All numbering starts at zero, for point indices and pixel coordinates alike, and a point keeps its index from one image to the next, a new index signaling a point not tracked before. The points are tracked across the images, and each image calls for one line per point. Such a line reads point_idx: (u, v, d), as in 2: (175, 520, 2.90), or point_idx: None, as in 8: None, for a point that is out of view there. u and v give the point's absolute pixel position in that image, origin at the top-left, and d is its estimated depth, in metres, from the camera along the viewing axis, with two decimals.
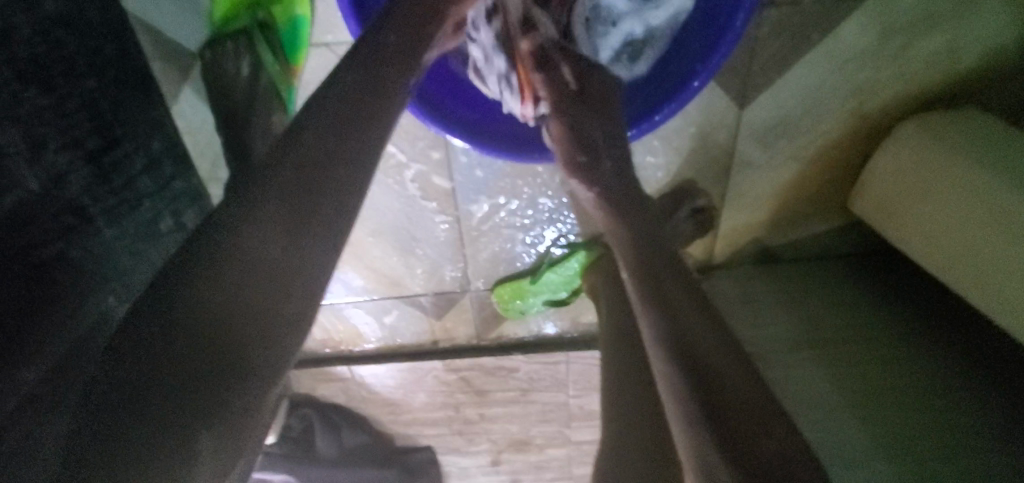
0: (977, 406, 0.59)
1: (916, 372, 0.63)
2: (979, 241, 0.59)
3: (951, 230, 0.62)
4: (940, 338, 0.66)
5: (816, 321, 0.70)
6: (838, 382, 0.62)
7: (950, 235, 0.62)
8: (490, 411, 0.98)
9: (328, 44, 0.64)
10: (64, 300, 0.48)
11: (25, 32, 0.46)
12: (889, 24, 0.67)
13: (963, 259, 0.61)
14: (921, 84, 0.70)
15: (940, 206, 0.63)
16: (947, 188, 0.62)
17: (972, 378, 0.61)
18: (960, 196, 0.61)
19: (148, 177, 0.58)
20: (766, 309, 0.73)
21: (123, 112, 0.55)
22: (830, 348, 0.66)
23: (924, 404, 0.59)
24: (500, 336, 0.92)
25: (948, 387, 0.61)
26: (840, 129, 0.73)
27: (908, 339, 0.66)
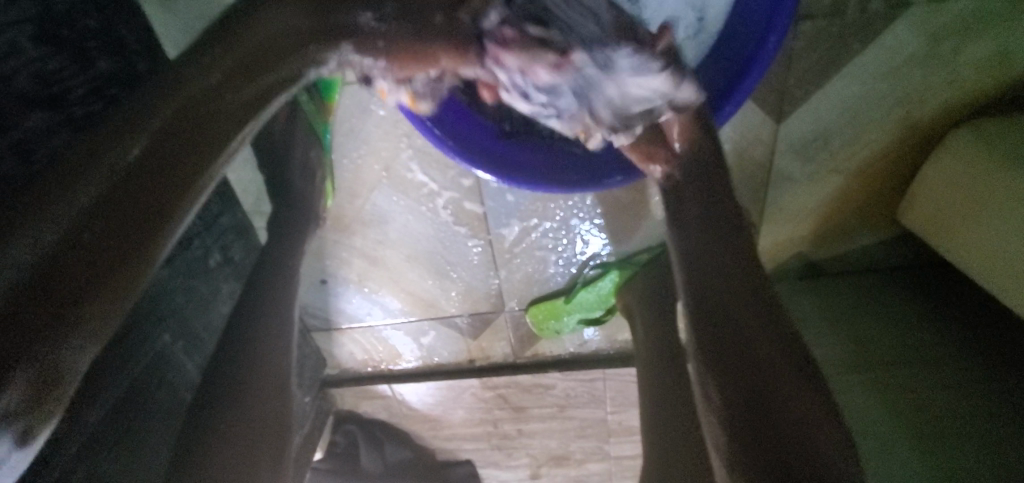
0: None
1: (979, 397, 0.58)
2: None
3: (1002, 244, 0.59)
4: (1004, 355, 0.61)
5: (859, 340, 0.67)
6: (889, 409, 0.59)
7: (1001, 251, 0.59)
8: (527, 427, 0.98)
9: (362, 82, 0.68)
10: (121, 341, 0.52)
11: (80, 92, 0.50)
12: (935, 29, 0.63)
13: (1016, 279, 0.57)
14: (973, 90, 0.65)
15: (990, 219, 0.60)
16: (1001, 204, 0.58)
17: None
18: (1010, 208, 0.58)
19: (199, 221, 0.61)
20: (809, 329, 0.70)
21: None
22: (878, 371, 0.63)
23: (987, 428, 0.55)
24: (533, 355, 0.93)
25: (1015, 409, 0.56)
26: (884, 142, 0.69)
27: (958, 357, 0.63)
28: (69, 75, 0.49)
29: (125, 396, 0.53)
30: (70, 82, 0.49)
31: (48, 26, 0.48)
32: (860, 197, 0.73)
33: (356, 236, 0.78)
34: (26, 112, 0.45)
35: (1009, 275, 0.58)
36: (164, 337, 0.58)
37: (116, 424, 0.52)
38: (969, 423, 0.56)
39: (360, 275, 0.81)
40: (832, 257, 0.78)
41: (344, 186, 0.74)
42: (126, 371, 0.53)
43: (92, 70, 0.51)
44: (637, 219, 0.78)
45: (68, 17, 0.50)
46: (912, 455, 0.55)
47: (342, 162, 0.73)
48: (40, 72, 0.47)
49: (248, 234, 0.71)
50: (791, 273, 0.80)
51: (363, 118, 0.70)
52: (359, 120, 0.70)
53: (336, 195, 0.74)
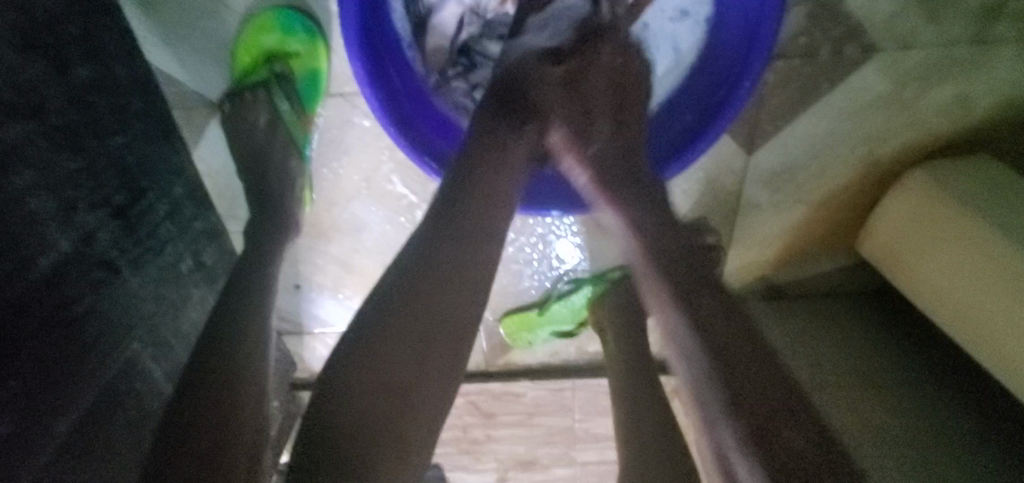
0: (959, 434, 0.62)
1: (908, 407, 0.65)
2: (984, 291, 0.60)
3: (954, 274, 0.63)
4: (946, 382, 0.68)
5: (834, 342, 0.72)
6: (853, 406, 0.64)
7: (955, 279, 0.62)
8: (496, 433, 1.00)
9: (346, 95, 0.67)
10: (98, 353, 0.51)
11: (59, 101, 0.48)
12: (903, 72, 0.66)
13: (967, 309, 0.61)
14: (930, 134, 0.69)
15: (943, 251, 0.64)
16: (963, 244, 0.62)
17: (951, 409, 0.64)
18: (965, 239, 0.62)
19: (172, 224, 0.61)
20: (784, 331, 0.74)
21: (148, 165, 0.59)
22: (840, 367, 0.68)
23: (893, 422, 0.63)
24: (505, 363, 0.97)
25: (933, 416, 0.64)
26: (845, 175, 0.73)
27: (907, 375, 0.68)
28: (47, 84, 0.47)
29: (91, 408, 0.50)
30: (48, 92, 0.47)
31: (27, 32, 0.46)
32: (821, 225, 0.77)
33: (333, 244, 0.75)
34: (7, 123, 0.43)
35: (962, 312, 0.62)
36: (134, 346, 0.56)
37: (85, 435, 0.50)
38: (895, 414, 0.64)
39: (334, 282, 0.78)
40: (795, 281, 0.81)
41: (322, 196, 0.73)
42: (96, 380, 0.51)
43: (70, 78, 0.50)
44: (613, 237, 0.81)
45: (49, 21, 0.48)
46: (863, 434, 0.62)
47: (321, 171, 0.71)
48: (19, 81, 0.45)
49: (223, 239, 0.70)
50: (752, 294, 0.82)
51: (345, 130, 0.68)
52: (339, 131, 0.69)
53: (313, 203, 0.72)
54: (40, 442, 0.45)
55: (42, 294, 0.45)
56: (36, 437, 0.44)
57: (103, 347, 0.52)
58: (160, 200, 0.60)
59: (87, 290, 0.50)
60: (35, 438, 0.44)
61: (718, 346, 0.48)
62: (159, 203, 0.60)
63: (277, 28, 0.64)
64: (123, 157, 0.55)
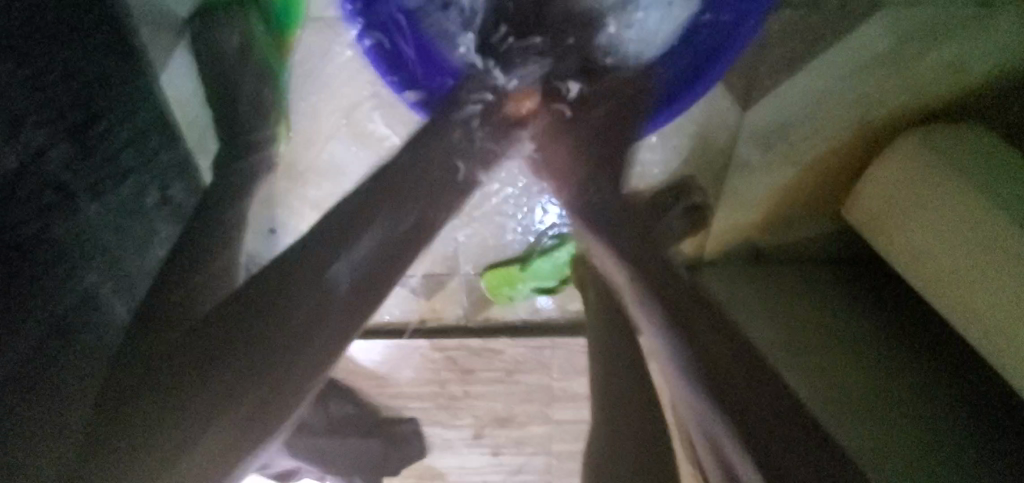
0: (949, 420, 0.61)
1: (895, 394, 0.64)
2: (974, 266, 0.59)
3: (949, 243, 0.61)
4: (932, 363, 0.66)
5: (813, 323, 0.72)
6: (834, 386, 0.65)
7: (945, 249, 0.62)
8: (474, 389, 0.99)
9: (326, 21, 0.64)
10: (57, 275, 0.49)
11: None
12: (903, 29, 0.65)
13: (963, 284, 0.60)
14: (928, 95, 0.68)
15: (936, 221, 0.63)
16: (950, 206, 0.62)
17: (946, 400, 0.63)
18: (962, 211, 0.60)
19: (134, 152, 0.57)
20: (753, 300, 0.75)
21: (108, 84, 0.54)
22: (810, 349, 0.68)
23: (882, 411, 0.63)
24: (485, 319, 0.96)
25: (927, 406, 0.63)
26: (840, 135, 0.71)
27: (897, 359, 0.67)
28: None
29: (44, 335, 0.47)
30: None
31: None
32: (808, 188, 0.76)
33: (311, 184, 0.72)
34: None
35: (942, 273, 0.62)
36: (91, 277, 0.52)
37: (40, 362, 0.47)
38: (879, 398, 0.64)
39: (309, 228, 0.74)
40: (779, 245, 0.81)
41: (300, 133, 0.69)
42: (47, 310, 0.48)
43: None
44: None
45: None
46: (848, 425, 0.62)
47: (298, 104, 0.68)
48: None
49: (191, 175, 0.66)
50: (739, 256, 0.82)
51: (326, 61, 0.66)
52: (317, 61, 0.66)
53: (289, 141, 0.69)
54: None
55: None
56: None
57: (61, 270, 0.49)
58: (125, 123, 0.56)
59: (37, 213, 0.46)
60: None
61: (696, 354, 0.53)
62: (121, 126, 0.56)
63: None
64: (79, 71, 0.51)
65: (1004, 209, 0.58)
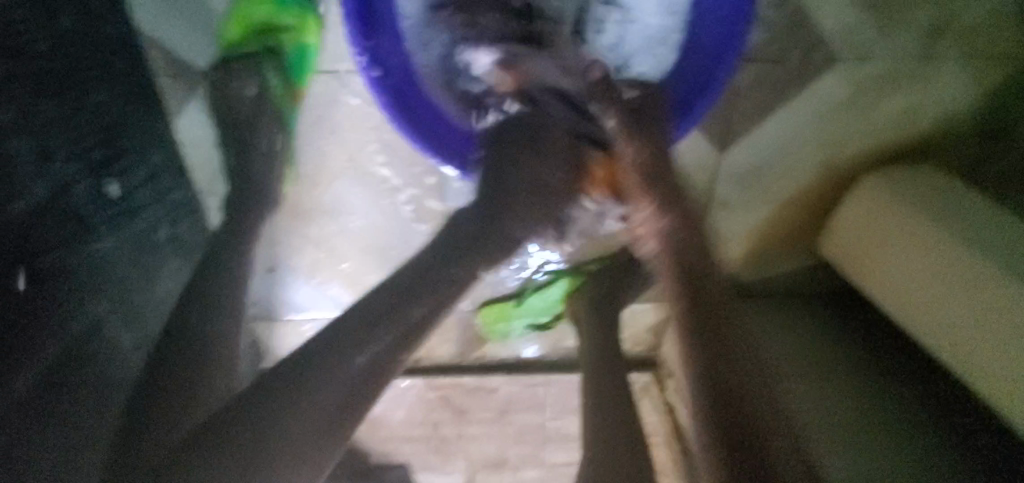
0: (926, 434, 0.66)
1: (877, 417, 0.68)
2: (955, 302, 0.62)
3: (925, 281, 0.65)
4: (902, 381, 0.71)
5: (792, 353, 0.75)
6: (814, 416, 0.69)
7: (925, 288, 0.65)
8: (468, 430, 0.98)
9: (338, 72, 0.67)
10: (65, 306, 0.49)
11: (44, 46, 0.48)
12: (860, 81, 0.72)
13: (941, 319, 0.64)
14: (886, 140, 0.75)
15: (913, 255, 0.67)
16: (915, 237, 0.67)
17: (920, 416, 0.68)
18: (939, 251, 0.65)
19: (149, 188, 0.60)
20: None
21: (128, 124, 0.58)
22: (792, 381, 0.72)
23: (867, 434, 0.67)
24: (478, 357, 0.97)
25: (899, 421, 0.68)
26: (809, 175, 0.77)
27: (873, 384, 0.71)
28: (32, 27, 0.47)
29: (57, 363, 0.48)
30: (33, 35, 0.47)
31: None
32: (786, 224, 0.81)
33: (309, 225, 0.75)
34: None
35: (927, 302, 0.65)
36: (100, 307, 0.54)
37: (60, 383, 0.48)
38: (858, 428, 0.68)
39: (313, 266, 0.77)
40: (760, 280, 0.85)
41: (303, 176, 0.72)
42: (59, 339, 0.49)
43: (56, 27, 0.50)
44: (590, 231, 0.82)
45: None
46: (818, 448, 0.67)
47: (305, 148, 0.71)
48: (6, 20, 0.45)
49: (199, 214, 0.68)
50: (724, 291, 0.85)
51: (332, 107, 0.69)
52: (327, 107, 0.69)
53: (295, 181, 0.72)
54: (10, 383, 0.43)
55: (12, 235, 0.44)
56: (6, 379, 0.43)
57: (69, 300, 0.50)
58: (138, 163, 0.59)
59: (57, 242, 0.49)
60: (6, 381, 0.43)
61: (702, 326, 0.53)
62: (138, 163, 0.59)
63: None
64: (104, 111, 0.55)
65: (968, 238, 0.63)
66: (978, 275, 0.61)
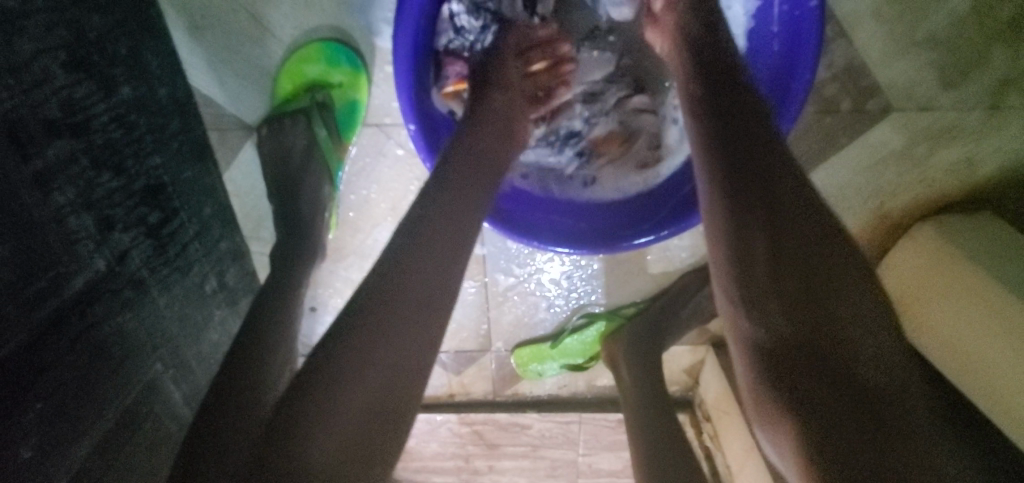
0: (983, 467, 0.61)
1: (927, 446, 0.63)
2: (1000, 353, 0.59)
3: (965, 327, 0.63)
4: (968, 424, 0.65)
5: None
6: None
7: (968, 337, 0.63)
8: (499, 465, 0.98)
9: (383, 126, 0.67)
10: (122, 374, 0.51)
11: (103, 119, 0.49)
12: (915, 132, 0.69)
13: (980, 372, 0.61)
14: (942, 188, 0.72)
15: (963, 303, 0.64)
16: (966, 284, 0.64)
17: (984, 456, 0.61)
18: (987, 301, 0.61)
19: (199, 244, 0.61)
20: None
21: (182, 184, 0.59)
22: None
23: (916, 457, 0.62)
24: (513, 394, 0.94)
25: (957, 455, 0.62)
26: (857, 222, 0.75)
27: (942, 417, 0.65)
28: (94, 101, 0.48)
29: (111, 430, 0.50)
30: (96, 109, 0.49)
31: (79, 53, 0.47)
32: None
33: (352, 270, 0.76)
34: (50, 141, 0.44)
35: (972, 362, 0.62)
36: (157, 366, 0.55)
37: (120, 443, 0.51)
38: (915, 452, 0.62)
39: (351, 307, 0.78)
40: None
41: (348, 220, 0.73)
42: (118, 401, 0.51)
43: (114, 95, 0.51)
44: (629, 275, 0.82)
45: (99, 41, 0.49)
46: None
47: (349, 198, 0.71)
48: (69, 98, 0.46)
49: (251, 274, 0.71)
50: None
51: (377, 160, 0.69)
52: (368, 161, 0.69)
53: (337, 227, 0.73)
54: (67, 459, 0.45)
55: (63, 308, 0.45)
56: (60, 460, 0.44)
57: (124, 368, 0.51)
58: (191, 220, 0.60)
59: (116, 310, 0.50)
60: (67, 448, 0.45)
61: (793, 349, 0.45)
62: (189, 222, 0.60)
63: (323, 59, 0.63)
64: (160, 178, 0.56)
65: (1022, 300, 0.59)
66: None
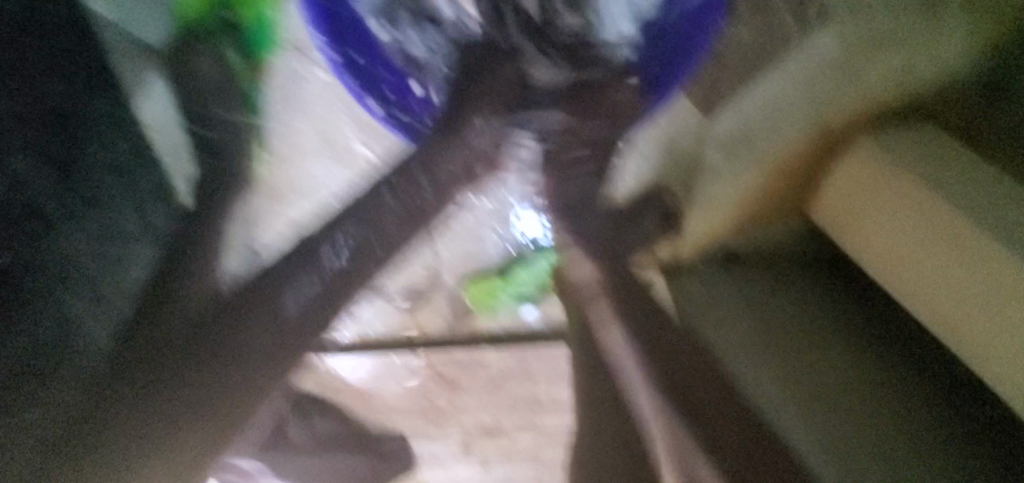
0: (945, 434, 0.65)
1: (895, 411, 0.67)
2: (963, 276, 0.61)
3: (920, 248, 0.64)
4: (948, 400, 0.68)
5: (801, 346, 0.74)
6: (796, 387, 0.70)
7: (924, 258, 0.64)
8: (461, 401, 0.98)
9: (303, 50, 0.70)
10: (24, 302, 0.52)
11: None
12: (861, 36, 0.67)
13: (939, 299, 0.63)
14: (883, 97, 0.70)
15: (908, 214, 0.65)
16: (916, 200, 0.64)
17: (950, 427, 0.66)
18: (938, 216, 0.62)
19: (110, 173, 0.60)
20: (724, 313, 0.79)
21: (82, 109, 0.57)
22: (791, 365, 0.72)
23: (891, 424, 0.66)
24: (469, 329, 0.96)
25: (928, 423, 0.66)
26: (800, 136, 0.73)
27: (917, 381, 0.70)
28: None
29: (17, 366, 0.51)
30: None
31: None
32: (776, 189, 0.78)
33: (285, 205, 0.73)
34: None
35: (917, 274, 0.65)
36: None
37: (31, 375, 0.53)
38: (884, 419, 0.67)
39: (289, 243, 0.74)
40: (751, 245, 0.82)
41: (279, 150, 0.73)
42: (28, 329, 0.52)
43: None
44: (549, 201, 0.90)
45: None
46: (813, 434, 0.66)
47: (277, 129, 0.72)
48: None
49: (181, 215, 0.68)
50: (712, 260, 0.84)
51: (299, 86, 0.71)
52: (296, 86, 0.71)
53: (269, 161, 0.72)
54: None
55: None
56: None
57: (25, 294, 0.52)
58: (96, 149, 0.59)
59: None
60: None
61: (677, 384, 0.59)
62: None
63: None
64: (56, 105, 0.55)
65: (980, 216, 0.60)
66: (966, 248, 0.60)
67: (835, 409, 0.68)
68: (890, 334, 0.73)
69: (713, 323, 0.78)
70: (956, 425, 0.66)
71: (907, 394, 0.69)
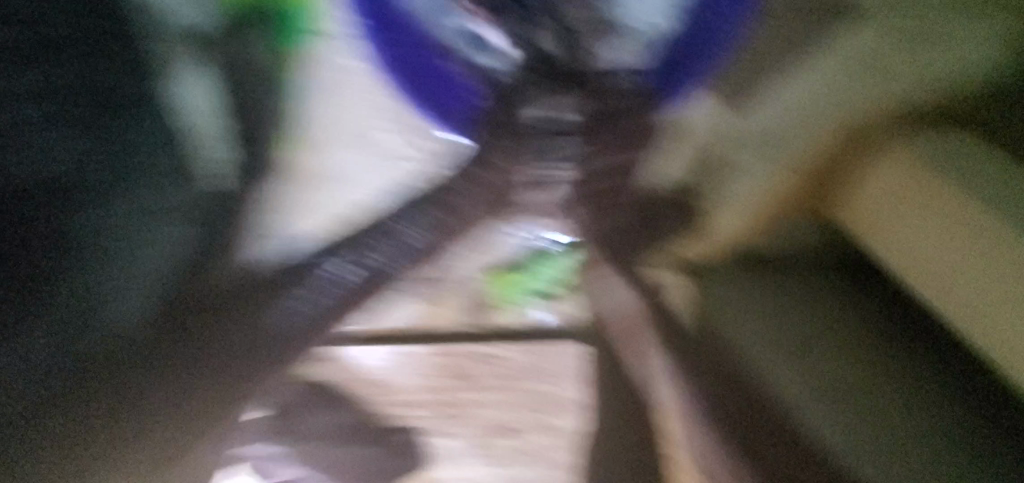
0: (954, 410, 0.75)
1: (909, 399, 0.76)
2: (1000, 287, 0.62)
3: (963, 258, 0.65)
4: (937, 363, 0.78)
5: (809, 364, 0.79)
6: (828, 398, 0.77)
7: (968, 269, 0.65)
8: (478, 397, 0.99)
9: (338, 31, 0.71)
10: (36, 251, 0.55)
11: None
12: (886, 35, 0.68)
13: (989, 314, 0.63)
14: (914, 97, 0.70)
15: (945, 221, 0.66)
16: (957, 209, 0.64)
17: (952, 391, 0.76)
18: (972, 226, 0.63)
19: (142, 145, 0.66)
20: (757, 324, 0.82)
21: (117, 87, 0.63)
22: (827, 380, 0.77)
23: (903, 418, 0.75)
24: (490, 324, 0.98)
25: (930, 401, 0.75)
26: (826, 137, 0.73)
27: (907, 356, 0.79)
28: None
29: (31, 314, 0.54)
30: None
31: None
32: (802, 190, 0.78)
33: (310, 191, 0.81)
34: None
35: (966, 284, 0.65)
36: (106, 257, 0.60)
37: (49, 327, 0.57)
38: (917, 415, 0.75)
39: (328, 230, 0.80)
40: (775, 248, 0.84)
41: None
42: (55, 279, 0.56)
43: None
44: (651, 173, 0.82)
45: None
46: (854, 435, 0.75)
47: (314, 114, 0.78)
48: None
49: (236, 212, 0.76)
50: (733, 263, 0.86)
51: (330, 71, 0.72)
52: (329, 69, 0.76)
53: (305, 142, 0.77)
54: None
55: None
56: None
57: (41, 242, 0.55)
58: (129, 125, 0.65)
59: None
60: None
61: (712, 400, 0.76)
62: None
63: None
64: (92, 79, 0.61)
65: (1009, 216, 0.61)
66: (1021, 268, 0.60)
67: (881, 427, 0.75)
68: (895, 332, 0.80)
69: (735, 322, 0.83)
70: (965, 402, 0.75)
71: (907, 383, 0.77)
